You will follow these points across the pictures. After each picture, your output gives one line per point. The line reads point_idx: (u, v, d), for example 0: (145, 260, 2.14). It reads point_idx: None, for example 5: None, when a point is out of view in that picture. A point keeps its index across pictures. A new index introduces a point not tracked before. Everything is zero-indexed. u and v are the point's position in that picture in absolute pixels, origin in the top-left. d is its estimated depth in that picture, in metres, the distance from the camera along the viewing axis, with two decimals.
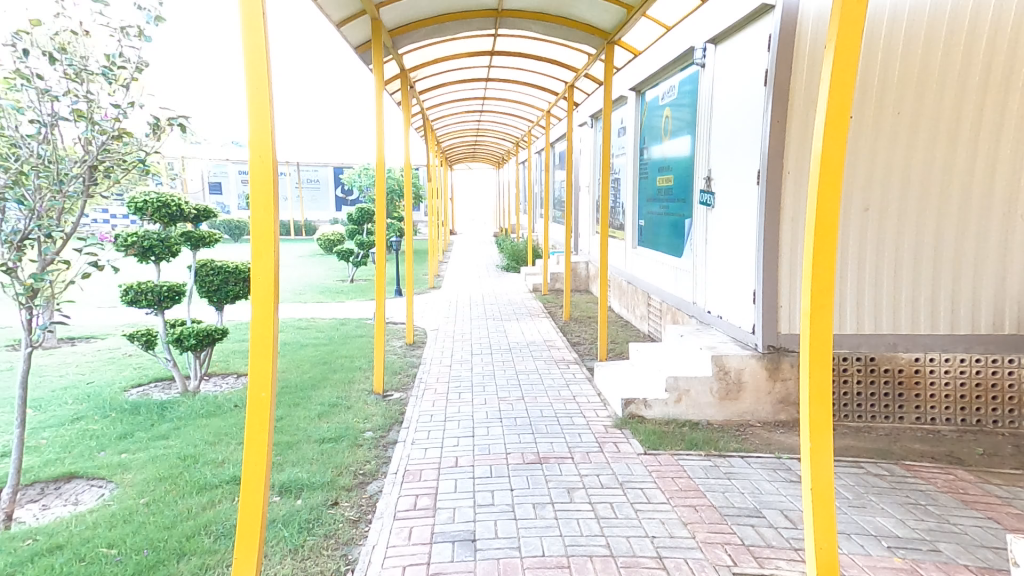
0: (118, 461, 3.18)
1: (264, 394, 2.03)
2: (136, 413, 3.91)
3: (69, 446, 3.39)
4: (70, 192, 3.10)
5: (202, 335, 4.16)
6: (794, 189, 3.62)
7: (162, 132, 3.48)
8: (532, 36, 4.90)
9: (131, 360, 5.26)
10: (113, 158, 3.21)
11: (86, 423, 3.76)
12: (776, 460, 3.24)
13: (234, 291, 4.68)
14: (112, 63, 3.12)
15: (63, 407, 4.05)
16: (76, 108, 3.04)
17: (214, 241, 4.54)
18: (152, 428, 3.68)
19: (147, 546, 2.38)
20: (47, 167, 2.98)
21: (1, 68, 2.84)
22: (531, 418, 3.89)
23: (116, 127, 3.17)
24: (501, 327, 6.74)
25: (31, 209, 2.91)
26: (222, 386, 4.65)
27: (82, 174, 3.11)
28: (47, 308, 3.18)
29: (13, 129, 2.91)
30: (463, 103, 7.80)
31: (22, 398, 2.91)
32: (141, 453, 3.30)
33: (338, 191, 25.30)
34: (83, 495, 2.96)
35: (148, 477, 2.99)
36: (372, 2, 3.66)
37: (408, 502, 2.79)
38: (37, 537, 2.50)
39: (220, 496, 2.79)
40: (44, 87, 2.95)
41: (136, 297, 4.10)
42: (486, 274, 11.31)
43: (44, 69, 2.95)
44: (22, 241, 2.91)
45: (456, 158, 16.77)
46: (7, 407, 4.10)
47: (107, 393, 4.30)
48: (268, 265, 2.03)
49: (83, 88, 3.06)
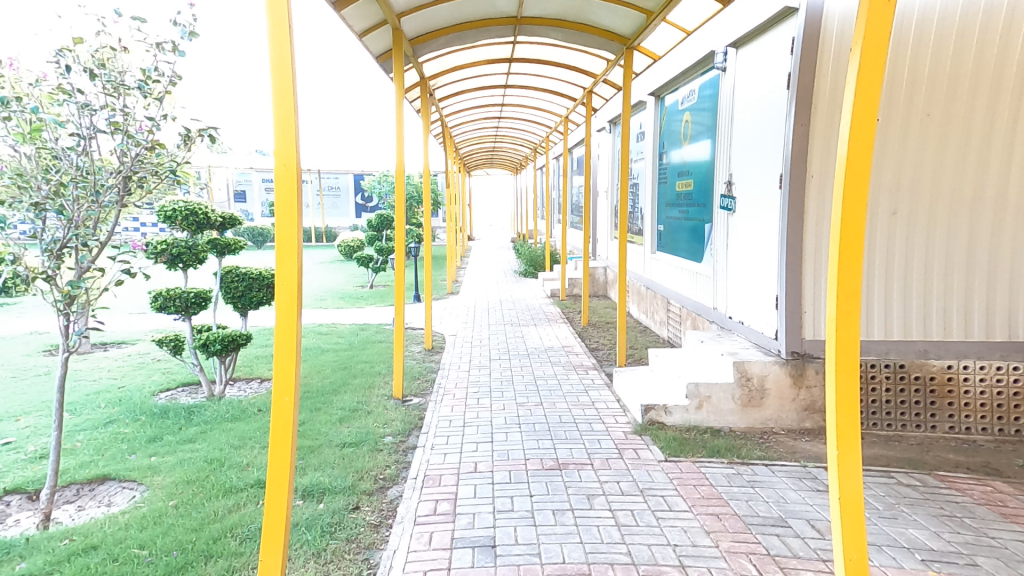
0: (148, 464, 3.26)
1: (288, 398, 2.05)
2: (164, 417, 4.00)
3: (102, 448, 3.48)
4: (105, 203, 3.18)
5: (227, 341, 4.23)
6: (818, 193, 3.57)
7: (192, 144, 3.56)
8: (550, 43, 4.91)
9: (160, 365, 5.40)
10: (146, 168, 3.30)
11: (117, 426, 3.85)
12: (802, 469, 3.18)
13: (257, 297, 4.76)
14: (147, 77, 3.21)
15: (95, 411, 4.16)
16: (113, 121, 3.14)
17: (239, 249, 4.63)
18: (180, 431, 3.76)
19: (177, 547, 2.42)
20: (85, 178, 3.08)
21: (46, 84, 2.97)
22: (551, 424, 3.88)
23: (150, 139, 3.27)
24: (519, 332, 6.74)
25: (69, 219, 3.01)
26: (246, 391, 4.73)
27: (117, 185, 3.19)
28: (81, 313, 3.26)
29: (53, 142, 3.00)
30: (482, 110, 7.86)
31: (59, 403, 2.99)
32: (170, 456, 3.37)
33: (357, 198, 25.70)
34: (116, 497, 3.04)
35: (176, 480, 3.05)
36: (394, 12, 3.71)
37: (429, 507, 2.81)
38: (73, 538, 2.56)
39: (245, 499, 2.84)
40: (84, 101, 3.05)
41: (164, 303, 4.19)
42: (504, 280, 11.34)
43: (84, 84, 3.06)
44: (61, 250, 3.00)
45: (475, 164, 16.91)
46: (44, 411, 4.24)
47: (137, 397, 4.41)
48: (293, 272, 2.07)
49: (120, 102, 3.16)
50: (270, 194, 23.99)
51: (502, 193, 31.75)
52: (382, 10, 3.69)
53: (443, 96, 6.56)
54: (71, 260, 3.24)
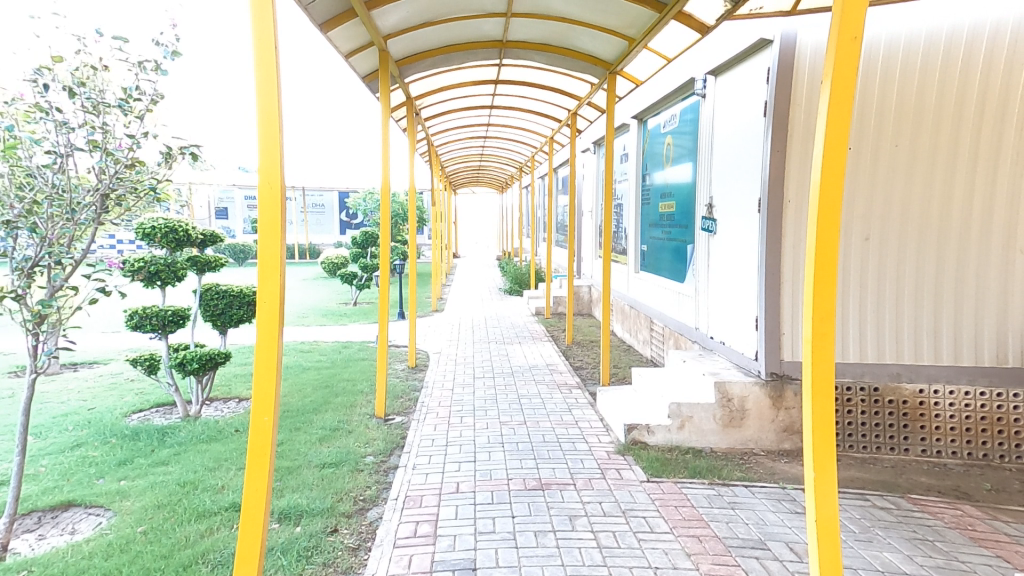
0: (117, 489, 3.16)
1: (267, 418, 2.01)
2: (136, 439, 3.89)
3: (69, 473, 3.38)
4: (81, 221, 3.13)
5: (205, 359, 4.15)
6: (795, 217, 3.64)
7: (173, 161, 3.53)
8: (535, 66, 5.00)
9: (133, 385, 5.26)
10: (125, 186, 3.27)
11: (86, 449, 3.73)
12: (781, 491, 3.19)
13: (237, 314, 4.69)
14: (129, 96, 3.19)
15: (63, 433, 4.03)
16: (91, 139, 3.10)
17: (220, 266, 4.57)
18: (152, 453, 3.66)
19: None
20: (60, 197, 3.02)
21: (22, 102, 2.94)
22: (533, 444, 3.85)
23: (129, 156, 3.25)
24: (503, 351, 6.71)
25: (42, 237, 2.95)
26: (224, 411, 4.63)
27: (94, 203, 3.16)
28: (52, 334, 3.18)
29: (28, 159, 2.96)
30: (467, 129, 7.93)
31: (24, 426, 2.89)
32: (140, 479, 3.28)
33: (343, 215, 25.61)
34: (81, 523, 2.93)
35: (146, 505, 2.96)
36: (381, 34, 3.75)
37: (408, 529, 2.75)
38: (33, 568, 2.46)
39: (219, 524, 2.76)
40: (62, 120, 3.02)
41: (140, 322, 4.10)
42: (489, 298, 11.33)
43: (63, 102, 3.04)
44: (32, 268, 2.94)
45: (461, 182, 17.04)
46: (8, 434, 4.09)
47: (109, 419, 4.28)
48: (274, 290, 2.04)
49: (99, 120, 3.14)
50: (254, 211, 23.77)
51: (488, 210, 31.92)
52: (368, 32, 3.73)
53: (430, 116, 6.61)
54: (42, 278, 3.16)
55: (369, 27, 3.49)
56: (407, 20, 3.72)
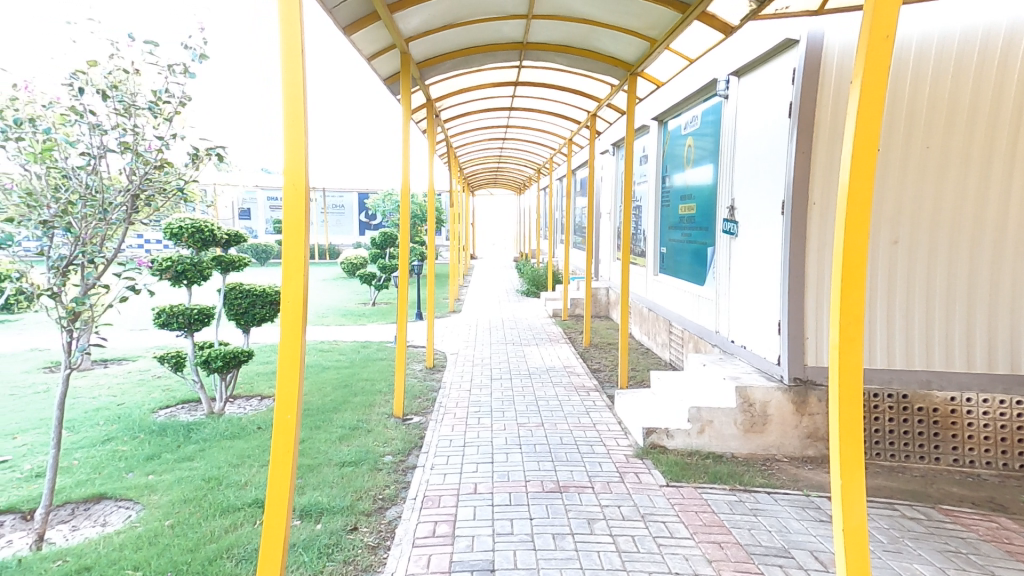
0: (145, 483, 3.23)
1: (289, 416, 2.04)
2: (163, 435, 3.98)
3: (100, 466, 3.46)
4: (113, 220, 3.22)
5: (229, 357, 4.23)
6: (819, 220, 3.58)
7: (200, 162, 3.58)
8: (555, 68, 4.99)
9: (160, 382, 5.38)
10: (154, 187, 3.35)
11: (116, 444, 3.83)
12: (805, 498, 3.13)
13: (260, 313, 4.76)
14: (158, 99, 3.29)
15: (95, 428, 4.14)
16: (123, 140, 3.19)
17: (244, 265, 4.65)
18: (179, 449, 3.74)
19: (171, 568, 2.40)
20: (93, 198, 3.11)
21: (58, 105, 3.02)
22: (551, 446, 3.84)
23: (159, 158, 3.32)
24: (520, 352, 6.71)
25: (76, 236, 3.05)
26: (246, 408, 4.71)
27: (125, 203, 3.24)
28: (86, 331, 3.24)
29: (63, 161, 3.04)
30: (486, 131, 7.96)
31: (59, 421, 2.97)
32: (167, 474, 3.35)
33: (362, 216, 25.87)
34: (111, 516, 3.01)
35: (173, 499, 3.03)
36: (403, 37, 3.79)
37: (427, 528, 2.77)
38: (67, 558, 2.53)
39: (242, 519, 2.81)
40: (95, 122, 3.12)
41: (167, 320, 4.19)
42: (506, 299, 11.34)
43: (97, 105, 3.12)
44: (67, 266, 3.03)
45: (479, 184, 17.11)
46: (42, 428, 4.23)
47: (137, 415, 4.39)
48: (297, 289, 2.07)
49: (131, 122, 3.22)
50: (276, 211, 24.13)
51: (506, 212, 31.98)
52: (391, 35, 3.77)
53: (449, 118, 6.65)
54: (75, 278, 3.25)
55: (392, 29, 3.53)
56: (429, 23, 3.74)
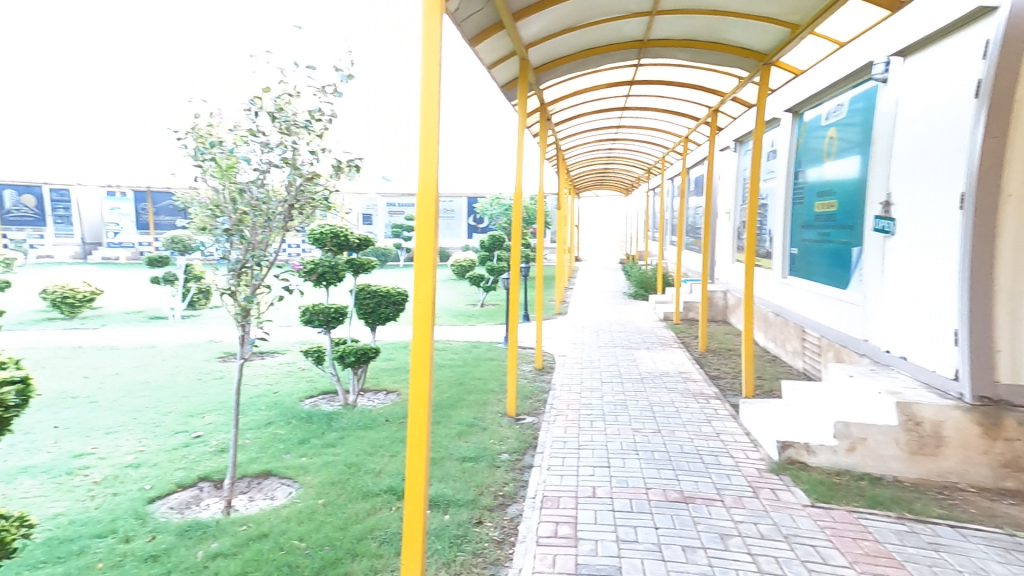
0: (300, 464, 3.57)
1: (422, 411, 2.12)
2: (310, 422, 4.37)
3: (265, 446, 3.88)
4: (275, 228, 3.62)
5: (360, 353, 4.54)
6: (1016, 216, 3.07)
7: (343, 172, 3.77)
8: (676, 64, 4.80)
9: (305, 374, 5.94)
10: (306, 198, 3.65)
11: (274, 427, 4.27)
12: (1010, 539, 2.69)
13: (385, 313, 5.07)
14: (312, 118, 3.52)
15: (258, 412, 4.66)
16: (284, 157, 3.52)
17: (372, 268, 4.98)
18: (323, 435, 4.08)
19: (327, 543, 2.61)
20: (260, 209, 3.54)
21: (238, 127, 3.44)
22: (670, 454, 3.67)
23: (310, 171, 3.60)
24: (630, 356, 6.52)
25: (248, 242, 3.53)
26: (374, 401, 5.03)
27: (284, 213, 3.62)
28: (254, 324, 3.70)
29: (241, 177, 3.47)
30: (596, 133, 7.87)
31: (235, 406, 3.38)
32: (316, 457, 3.66)
33: (469, 220, 26.84)
34: (277, 491, 3.34)
35: (323, 480, 3.30)
36: (523, 42, 3.84)
37: (549, 528, 2.76)
38: (249, 524, 2.84)
39: (380, 504, 2.99)
40: (265, 140, 3.48)
41: (310, 317, 4.60)
42: (613, 302, 11.14)
43: (265, 125, 3.47)
44: (241, 269, 3.55)
45: (585, 187, 17.04)
46: (228, 409, 4.82)
47: (289, 402, 4.88)
48: (427, 290, 2.16)
49: (290, 140, 3.52)
50: (393, 217, 25.65)
51: (611, 214, 31.49)
52: (512, 42, 3.84)
53: (560, 122, 6.65)
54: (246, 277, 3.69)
55: (514, 38, 3.60)
56: (549, 28, 3.77)
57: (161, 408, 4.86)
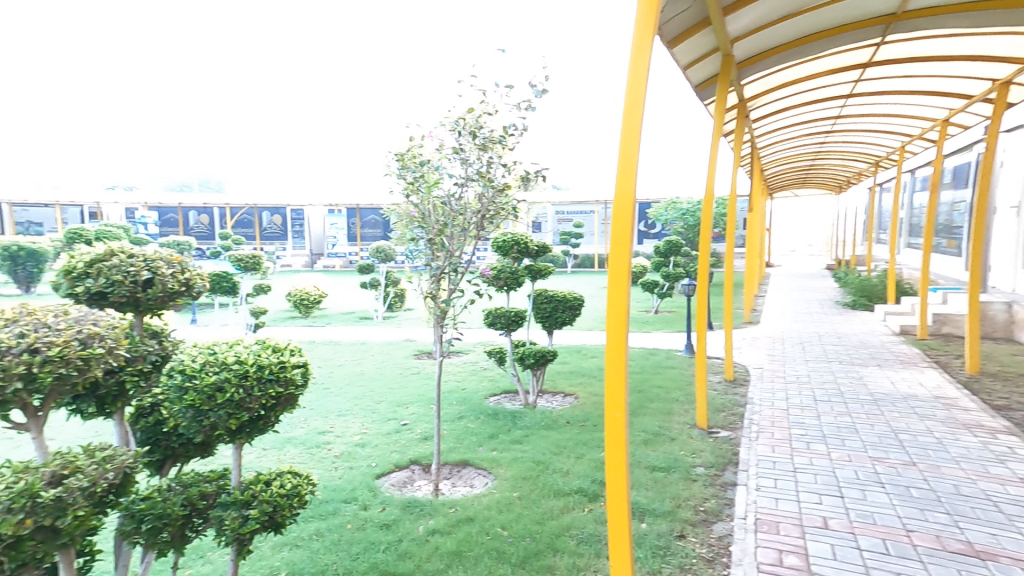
0: (492, 457, 3.89)
1: (618, 414, 2.19)
2: (497, 419, 4.71)
3: (461, 438, 4.30)
4: (469, 237, 3.98)
5: (539, 356, 4.77)
6: None
7: (530, 183, 4.06)
8: (937, 35, 4.15)
9: (488, 373, 6.43)
10: (496, 208, 3.95)
11: (466, 421, 4.70)
12: None
13: (562, 317, 5.24)
14: (506, 133, 3.82)
15: (452, 406, 5.17)
16: (479, 171, 3.86)
17: (549, 273, 5.20)
18: (509, 432, 4.38)
19: (528, 535, 2.83)
20: (456, 220, 3.92)
21: (444, 147, 3.88)
22: (938, 493, 3.20)
23: (501, 183, 3.91)
24: (852, 373, 5.81)
25: (447, 250, 3.92)
26: (553, 404, 5.21)
27: (477, 223, 3.95)
28: (449, 325, 4.09)
29: (443, 192, 3.92)
30: (806, 127, 7.22)
31: (438, 396, 3.85)
32: (506, 452, 3.96)
33: (641, 224, 26.37)
34: (475, 480, 3.66)
35: (515, 475, 3.55)
36: (729, 38, 3.74)
37: (771, 555, 2.62)
38: (456, 508, 3.18)
39: (573, 504, 3.14)
40: (464, 157, 3.86)
41: (493, 320, 4.96)
42: (824, 312, 9.97)
43: (466, 144, 3.86)
44: (439, 274, 3.97)
45: (782, 186, 15.69)
46: (427, 401, 5.43)
47: (476, 399, 5.32)
48: (621, 298, 2.19)
49: (487, 155, 3.86)
50: (564, 224, 26.14)
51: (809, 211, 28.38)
52: (716, 39, 3.78)
53: (760, 117, 6.23)
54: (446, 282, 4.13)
55: (721, 33, 3.54)
56: (762, 18, 3.58)
57: (376, 397, 5.65)
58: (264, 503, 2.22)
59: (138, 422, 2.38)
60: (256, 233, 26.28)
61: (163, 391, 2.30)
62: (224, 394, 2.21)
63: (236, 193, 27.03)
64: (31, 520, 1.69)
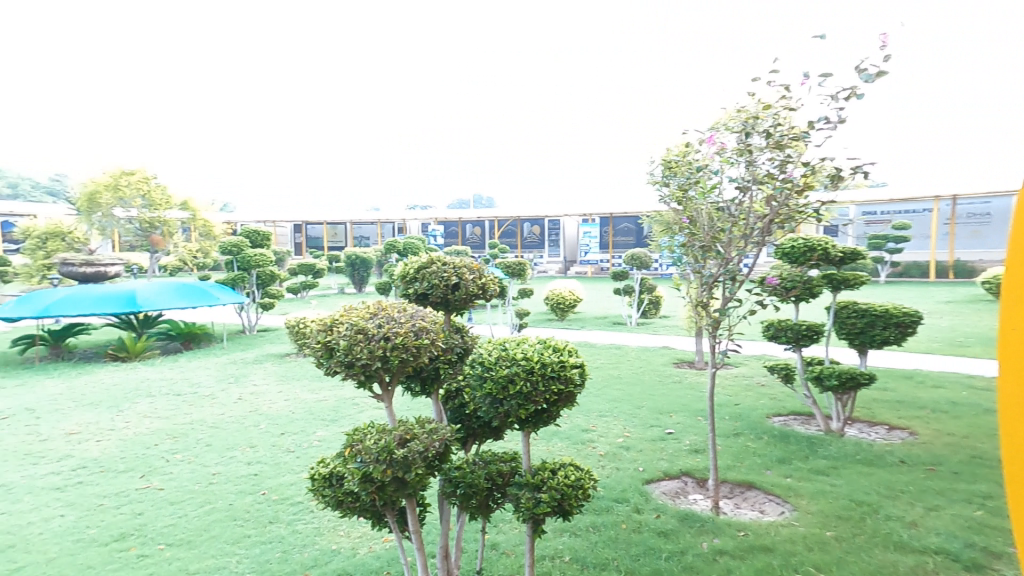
0: (786, 486, 4.32)
1: None
2: (787, 441, 5.27)
3: (742, 457, 4.95)
4: (751, 242, 3.74)
5: (844, 376, 4.96)
6: None
7: (838, 182, 3.53)
8: None
9: (765, 392, 6.96)
10: (788, 212, 3.59)
11: (745, 439, 5.38)
12: None
13: (881, 334, 5.25)
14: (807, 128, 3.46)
15: (726, 420, 5.96)
16: (769, 171, 3.59)
17: (857, 282, 4.97)
18: (805, 459, 4.86)
19: None
20: (739, 225, 3.79)
21: (728, 148, 3.74)
22: None
23: (796, 182, 3.53)
24: None
25: (722, 258, 3.79)
26: (865, 433, 5.55)
27: (760, 228, 3.69)
28: (725, 337, 3.99)
29: (722, 198, 3.86)
30: None
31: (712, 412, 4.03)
32: (803, 482, 4.38)
33: None
34: (766, 509, 4.06)
35: (823, 510, 3.92)
36: None
37: None
38: (751, 533, 3.66)
39: (923, 563, 3.29)
40: (751, 158, 3.66)
41: (777, 333, 5.26)
42: None
43: (756, 142, 3.62)
44: (712, 283, 3.87)
45: None
46: (691, 413, 5.99)
47: (756, 417, 5.97)
48: None
49: (782, 153, 3.56)
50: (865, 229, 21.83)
51: None
52: None
53: None
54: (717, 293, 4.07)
55: None
56: None
57: (635, 402, 6.36)
58: (553, 489, 2.86)
59: (448, 403, 3.19)
60: (520, 243, 29.64)
61: (467, 378, 3.03)
62: (515, 385, 2.56)
63: (504, 205, 30.75)
64: (390, 470, 2.66)
